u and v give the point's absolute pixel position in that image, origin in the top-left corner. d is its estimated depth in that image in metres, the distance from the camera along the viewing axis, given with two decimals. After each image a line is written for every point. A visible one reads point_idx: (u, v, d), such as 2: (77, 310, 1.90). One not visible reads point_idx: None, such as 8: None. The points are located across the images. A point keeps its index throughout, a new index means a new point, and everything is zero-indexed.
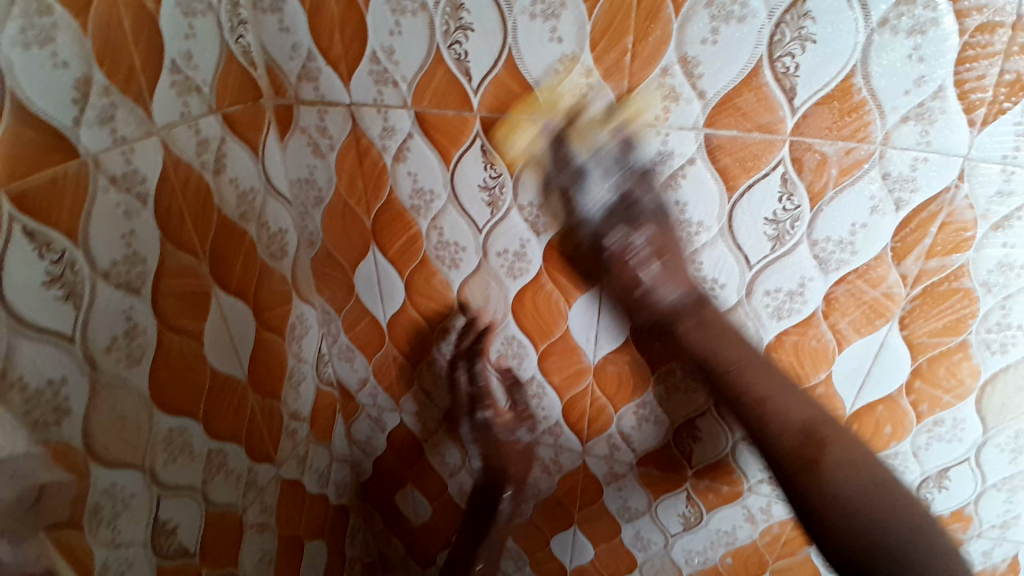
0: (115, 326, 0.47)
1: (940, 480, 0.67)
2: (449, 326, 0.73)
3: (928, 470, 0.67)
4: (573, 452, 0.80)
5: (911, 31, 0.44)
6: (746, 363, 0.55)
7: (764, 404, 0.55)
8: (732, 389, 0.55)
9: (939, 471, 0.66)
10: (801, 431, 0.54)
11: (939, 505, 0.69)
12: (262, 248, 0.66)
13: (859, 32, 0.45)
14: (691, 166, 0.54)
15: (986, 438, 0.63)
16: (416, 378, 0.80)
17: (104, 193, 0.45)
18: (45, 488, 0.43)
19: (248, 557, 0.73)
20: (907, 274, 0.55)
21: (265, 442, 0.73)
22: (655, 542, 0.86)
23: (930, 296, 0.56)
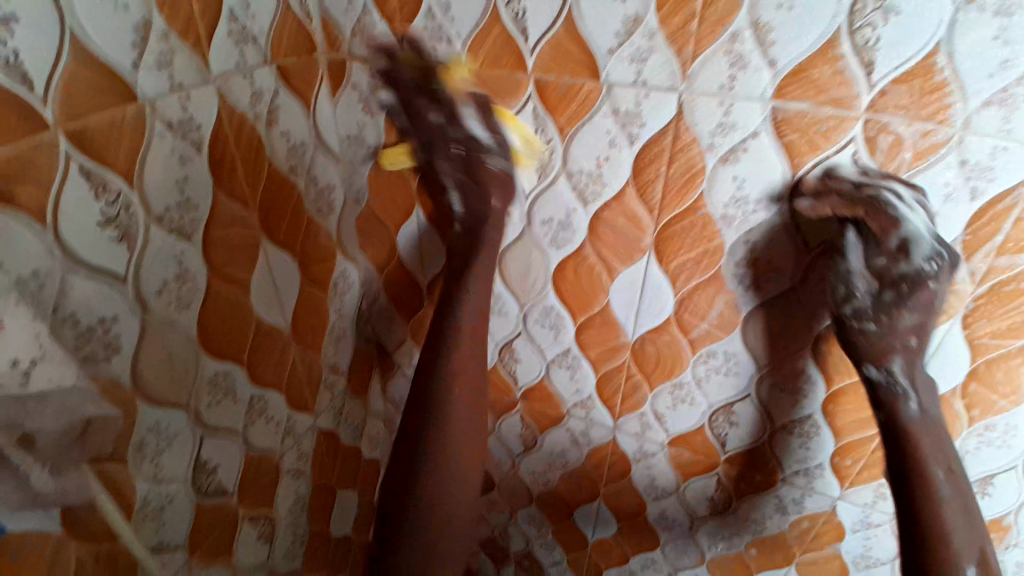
0: (166, 269, 0.49)
1: (983, 486, 0.64)
2: None
3: (972, 475, 0.63)
4: (604, 427, 0.79)
5: (998, 12, 0.41)
6: (933, 438, 0.56)
7: (932, 490, 0.55)
8: (912, 459, 0.56)
9: (984, 477, 0.63)
10: (973, 549, 0.55)
11: (981, 512, 0.65)
12: (310, 202, 0.67)
13: (946, 9, 0.42)
14: (754, 140, 0.51)
15: None
16: None
17: (159, 138, 0.46)
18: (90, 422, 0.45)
19: (283, 500, 0.76)
20: (975, 271, 0.51)
21: (304, 392, 0.75)
22: (680, 524, 0.86)
23: (996, 295, 0.52)
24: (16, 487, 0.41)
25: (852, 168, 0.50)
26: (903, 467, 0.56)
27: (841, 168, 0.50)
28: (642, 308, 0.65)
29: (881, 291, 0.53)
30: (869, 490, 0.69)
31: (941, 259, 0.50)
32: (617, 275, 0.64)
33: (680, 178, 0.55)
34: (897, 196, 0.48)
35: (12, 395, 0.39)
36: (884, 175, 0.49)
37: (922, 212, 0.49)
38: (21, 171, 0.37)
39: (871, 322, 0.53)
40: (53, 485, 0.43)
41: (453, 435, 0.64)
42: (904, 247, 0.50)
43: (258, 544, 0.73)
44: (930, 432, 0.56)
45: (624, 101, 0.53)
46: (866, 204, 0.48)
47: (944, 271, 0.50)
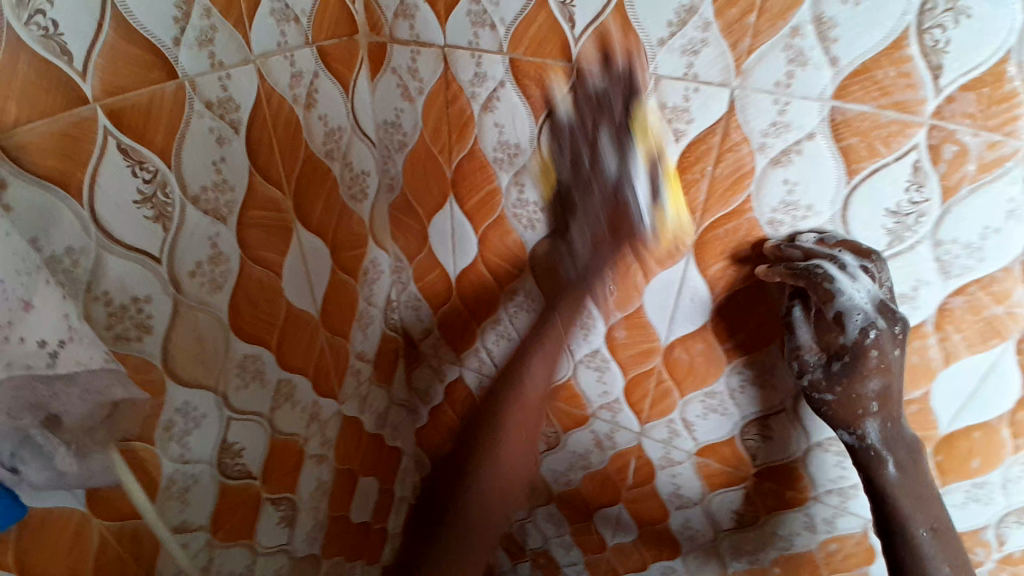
0: (200, 251, 0.48)
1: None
2: (517, 288, 0.72)
3: (1014, 504, 0.60)
4: (630, 431, 0.77)
5: None
6: (916, 486, 0.53)
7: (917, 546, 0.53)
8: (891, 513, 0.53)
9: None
10: None
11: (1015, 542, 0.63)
12: (344, 189, 0.66)
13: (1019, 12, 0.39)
14: (809, 141, 0.48)
15: None
16: (478, 334, 0.80)
17: (198, 118, 0.45)
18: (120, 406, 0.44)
19: (305, 484, 0.77)
20: None
21: (330, 378, 0.75)
22: (703, 534, 0.83)
23: None
24: (46, 467, 0.39)
25: (811, 235, 0.52)
26: (887, 525, 0.54)
27: (803, 235, 0.52)
28: (677, 312, 0.63)
29: (829, 360, 0.52)
30: None
31: (882, 325, 0.49)
32: (653, 277, 0.61)
33: (727, 178, 0.52)
34: (839, 265, 0.49)
35: (36, 375, 0.36)
36: (842, 239, 0.51)
37: (866, 279, 0.49)
38: (57, 145, 0.37)
39: (829, 393, 0.52)
40: (77, 469, 0.41)
41: (483, 513, 0.63)
42: (842, 320, 0.50)
43: (278, 527, 0.73)
44: (916, 495, 0.53)
45: (673, 95, 0.50)
46: (809, 275, 0.49)
47: (888, 336, 0.49)
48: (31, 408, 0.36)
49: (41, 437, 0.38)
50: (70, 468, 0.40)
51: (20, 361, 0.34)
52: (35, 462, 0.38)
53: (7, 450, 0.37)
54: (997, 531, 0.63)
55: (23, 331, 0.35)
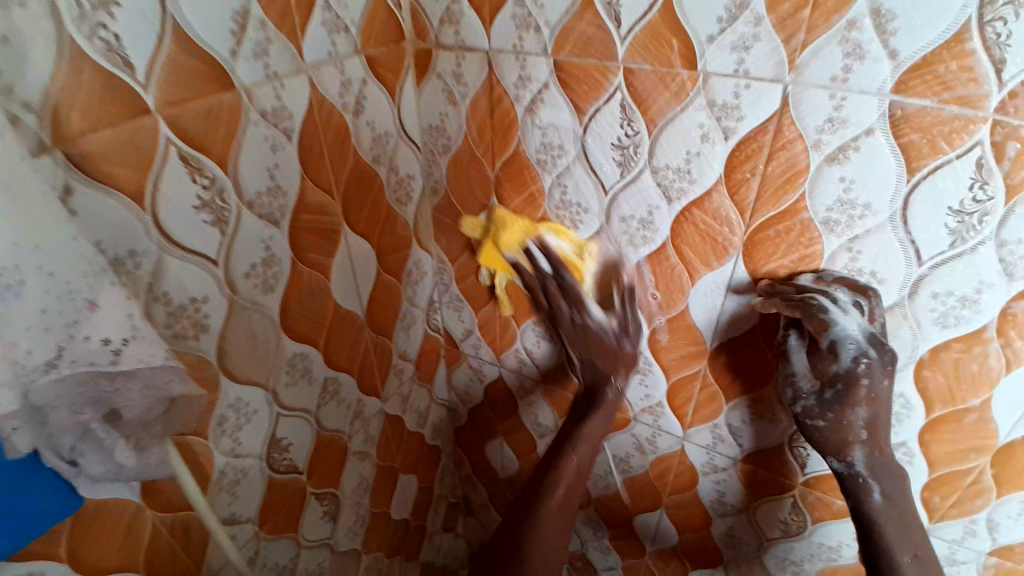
0: (254, 253, 0.50)
1: None
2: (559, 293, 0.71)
3: None
4: (673, 436, 0.76)
5: None
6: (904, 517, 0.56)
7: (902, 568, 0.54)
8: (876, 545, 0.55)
9: None
10: None
11: None
12: (390, 192, 0.67)
13: None
14: (867, 137, 0.46)
15: None
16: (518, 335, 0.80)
17: (254, 126, 0.47)
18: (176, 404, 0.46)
19: (349, 479, 0.78)
20: None
21: (374, 377, 0.76)
22: (748, 543, 0.81)
23: None
24: (104, 459, 0.41)
25: (807, 276, 0.54)
26: (873, 551, 0.55)
27: (799, 276, 0.54)
28: (723, 314, 0.61)
29: (822, 389, 0.54)
30: (958, 526, 0.62)
31: (873, 356, 0.51)
32: (700, 279, 0.60)
33: (779, 177, 0.51)
34: (831, 299, 0.51)
35: (99, 371, 0.38)
36: (839, 276, 0.53)
37: (856, 313, 0.51)
38: (120, 153, 0.39)
39: (820, 419, 0.55)
40: (134, 461, 0.43)
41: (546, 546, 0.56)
42: (836, 349, 0.51)
43: (322, 521, 0.75)
44: (901, 522, 0.55)
45: (723, 93, 0.49)
46: (802, 306, 0.51)
47: (879, 368, 0.51)
48: (91, 403, 0.39)
49: (100, 430, 0.40)
50: (127, 462, 0.42)
51: (85, 360, 0.37)
52: (94, 455, 0.40)
53: (70, 441, 0.39)
54: None
55: (87, 330, 0.37)
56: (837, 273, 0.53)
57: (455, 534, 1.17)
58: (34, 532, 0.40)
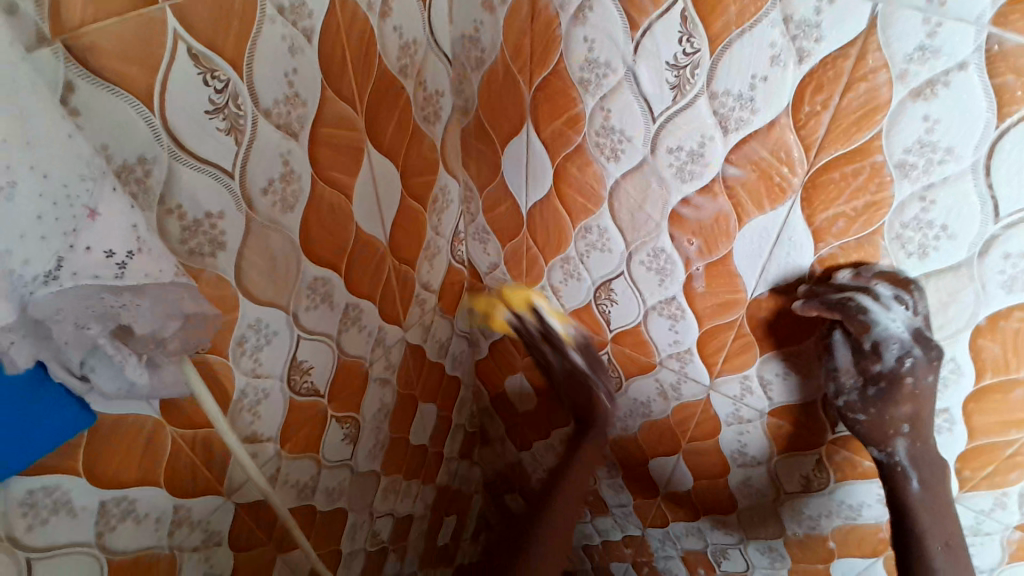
0: (272, 168, 0.47)
1: None
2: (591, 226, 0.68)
3: None
4: (699, 384, 0.74)
5: None
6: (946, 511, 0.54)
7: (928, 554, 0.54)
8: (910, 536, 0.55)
9: None
10: None
11: None
12: (417, 109, 0.63)
13: None
14: (958, 72, 0.41)
15: None
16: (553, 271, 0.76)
17: (271, 24, 0.43)
18: (190, 321, 0.45)
19: (369, 405, 0.79)
20: None
21: (396, 305, 0.75)
22: (764, 494, 0.80)
23: None
24: (116, 377, 0.42)
25: (845, 273, 0.52)
26: (904, 538, 0.55)
27: (837, 273, 0.53)
28: (769, 262, 0.57)
29: (864, 387, 0.52)
30: (987, 496, 0.60)
31: (917, 355, 0.49)
32: (747, 223, 0.56)
33: (854, 112, 0.45)
34: (874, 297, 0.49)
35: (104, 285, 0.38)
36: (879, 271, 0.51)
37: (899, 309, 0.49)
38: (127, 48, 0.36)
39: (862, 413, 0.53)
40: (149, 380, 0.44)
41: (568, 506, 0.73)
42: (878, 349, 0.50)
43: (343, 444, 0.76)
44: (932, 509, 0.54)
45: (801, 5, 0.43)
46: (843, 307, 0.49)
47: (924, 365, 0.49)
48: (98, 317, 0.39)
49: (109, 347, 0.40)
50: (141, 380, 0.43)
51: (88, 272, 0.37)
52: (105, 369, 0.41)
53: (77, 358, 0.39)
54: None
55: (88, 241, 0.36)
56: (875, 269, 0.51)
57: (471, 461, 1.20)
58: (40, 448, 0.40)
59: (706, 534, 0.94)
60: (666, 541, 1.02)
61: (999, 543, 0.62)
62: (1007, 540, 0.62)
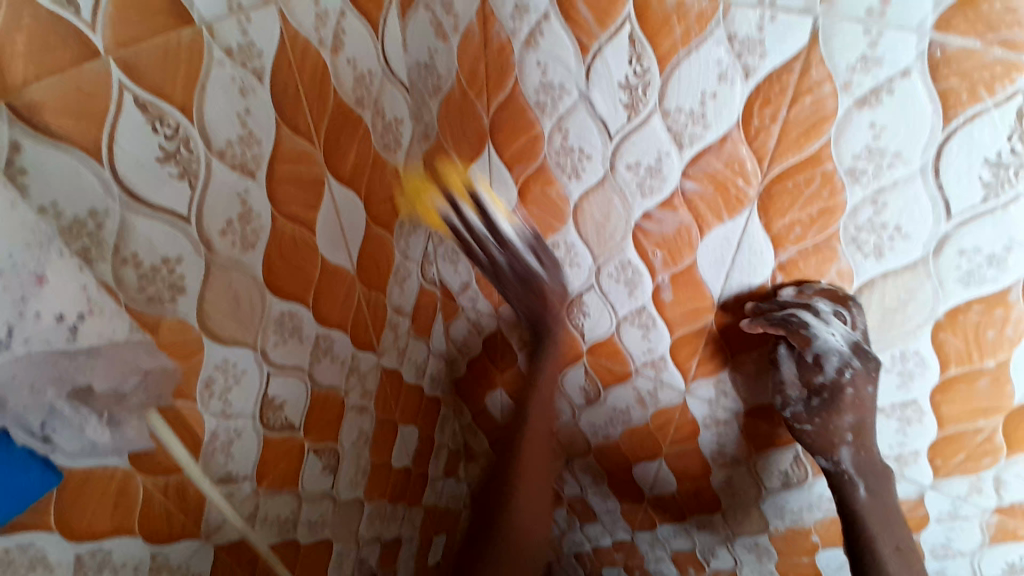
0: (229, 209, 0.47)
1: None
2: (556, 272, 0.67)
3: None
4: (674, 390, 0.74)
5: None
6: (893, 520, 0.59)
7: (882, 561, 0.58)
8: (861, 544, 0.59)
9: None
10: None
11: None
12: (376, 136, 0.63)
13: None
14: (902, 79, 0.42)
15: None
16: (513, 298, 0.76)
17: (220, 66, 0.43)
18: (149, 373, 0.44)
19: (348, 434, 0.78)
20: None
21: (368, 332, 0.74)
22: (746, 492, 0.81)
23: None
24: (75, 437, 0.41)
25: (789, 290, 0.55)
26: (858, 545, 0.60)
27: (782, 290, 0.56)
28: (733, 270, 0.58)
29: (809, 397, 0.57)
30: (963, 481, 0.61)
31: (856, 365, 0.53)
32: (710, 232, 0.57)
33: (802, 123, 0.46)
34: (814, 312, 0.52)
35: (56, 350, 0.37)
36: (821, 288, 0.54)
37: (839, 323, 0.52)
38: (70, 103, 0.35)
39: (807, 424, 0.57)
40: (108, 438, 0.43)
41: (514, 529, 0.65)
42: (819, 360, 0.54)
43: (322, 475, 0.75)
44: (883, 518, 0.59)
45: (744, 24, 0.44)
46: (786, 324, 0.52)
47: (862, 375, 0.53)
48: (55, 381, 0.38)
49: (66, 408, 0.39)
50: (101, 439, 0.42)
51: (40, 338, 0.36)
52: (65, 432, 0.40)
53: (38, 420, 0.38)
54: None
55: (37, 306, 0.35)
56: (818, 285, 0.54)
57: (457, 479, 1.19)
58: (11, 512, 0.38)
59: (693, 534, 0.95)
60: (656, 544, 1.03)
61: (979, 526, 0.64)
62: (987, 524, 0.63)
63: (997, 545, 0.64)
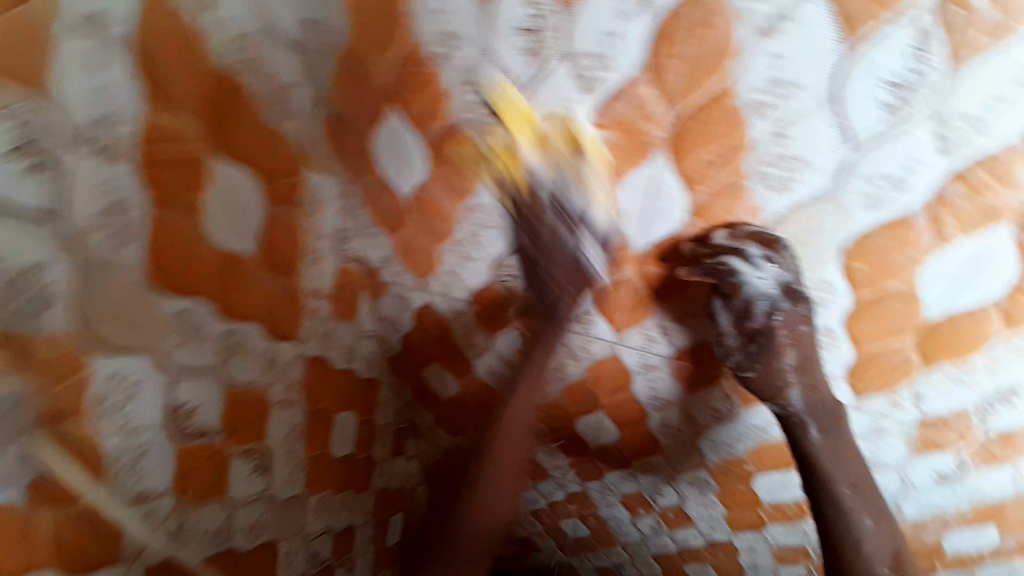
0: (98, 197, 0.42)
1: (1009, 399, 0.57)
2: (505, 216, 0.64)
3: (1000, 386, 0.56)
4: (606, 341, 0.75)
5: None
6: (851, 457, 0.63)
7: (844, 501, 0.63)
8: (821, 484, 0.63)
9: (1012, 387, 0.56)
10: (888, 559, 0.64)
11: (995, 426, 0.59)
12: (266, 107, 0.56)
13: None
14: (805, 6, 0.42)
15: None
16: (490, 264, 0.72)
17: (66, 39, 0.38)
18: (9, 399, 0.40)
19: (276, 430, 0.73)
20: None
21: (282, 321, 0.68)
22: (683, 432, 0.83)
23: None
24: None
25: (721, 234, 0.55)
26: (815, 486, 0.64)
27: (715, 234, 0.56)
28: (651, 216, 0.58)
29: (747, 344, 0.58)
30: (882, 399, 0.62)
31: (785, 307, 0.55)
32: (625, 178, 0.56)
33: (705, 58, 0.46)
34: (744, 258, 0.54)
35: None
36: (751, 232, 0.54)
37: (769, 267, 0.54)
38: None
39: (751, 371, 0.59)
40: None
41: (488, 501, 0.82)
42: (750, 304, 0.56)
43: (252, 478, 0.70)
44: (840, 457, 0.62)
45: None
46: (715, 273, 0.55)
47: (793, 316, 0.55)
48: None
49: None
50: None
51: None
52: None
53: None
54: (980, 414, 0.59)
55: None
56: (749, 228, 0.54)
57: (406, 457, 1.16)
58: None
59: (641, 479, 0.97)
60: (605, 491, 1.05)
61: (903, 439, 0.65)
62: (909, 438, 0.64)
63: (921, 457, 0.65)
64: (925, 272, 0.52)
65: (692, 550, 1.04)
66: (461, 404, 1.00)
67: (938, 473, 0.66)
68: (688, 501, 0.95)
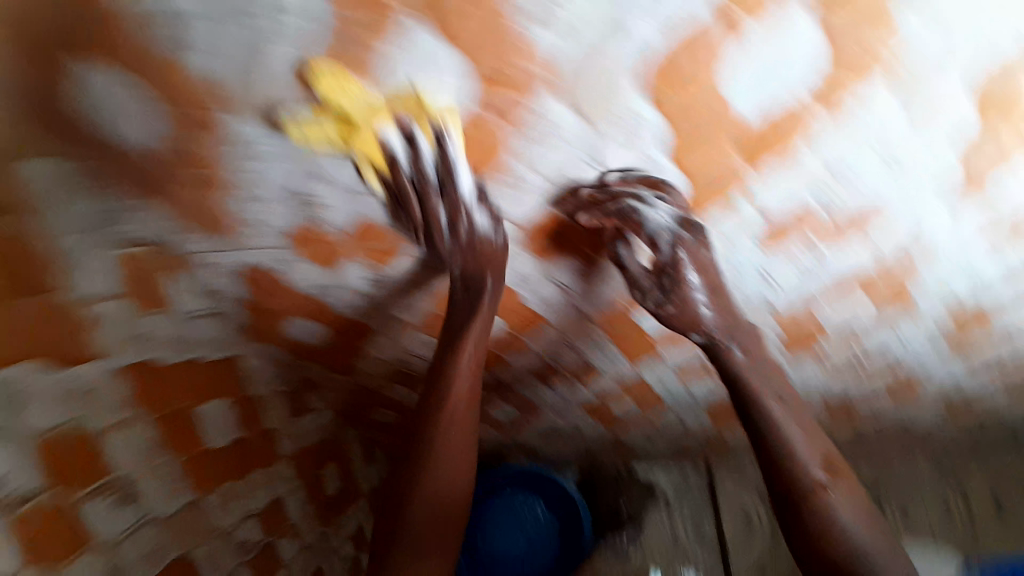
0: None
1: (845, 183, 0.57)
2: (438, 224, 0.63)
3: (834, 174, 0.56)
4: (448, 240, 0.69)
5: None
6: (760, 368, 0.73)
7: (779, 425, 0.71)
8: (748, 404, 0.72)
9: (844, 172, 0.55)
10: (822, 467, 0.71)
11: (840, 211, 0.59)
12: None
13: None
14: None
15: (899, 126, 0.51)
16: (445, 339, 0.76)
17: None
18: None
19: (125, 452, 0.72)
20: None
21: (64, 345, 0.65)
22: (560, 300, 0.80)
23: None
24: None
25: (614, 175, 0.58)
26: (745, 399, 0.73)
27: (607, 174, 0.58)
28: (434, 93, 0.50)
29: (657, 277, 0.68)
30: (727, 215, 0.62)
31: (685, 236, 0.64)
32: (387, 56, 0.47)
33: None
34: (639, 200, 0.60)
35: None
36: (640, 175, 0.58)
37: (661, 207, 0.61)
38: None
39: (670, 306, 0.70)
40: None
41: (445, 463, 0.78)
42: (656, 240, 0.64)
43: (115, 512, 0.71)
44: (763, 371, 0.73)
45: None
46: (620, 215, 0.61)
47: (693, 244, 0.64)
48: None
49: None
50: None
51: None
52: None
53: None
54: (823, 205, 0.59)
55: None
56: (558, 92, 0.49)
57: (314, 411, 1.08)
58: None
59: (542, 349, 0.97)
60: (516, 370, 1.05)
61: (754, 240, 0.64)
62: (759, 238, 0.64)
63: (775, 252, 0.66)
64: (726, 63, 0.47)
65: (609, 396, 1.08)
66: (339, 345, 0.92)
67: (796, 262, 0.67)
68: (592, 355, 0.97)
